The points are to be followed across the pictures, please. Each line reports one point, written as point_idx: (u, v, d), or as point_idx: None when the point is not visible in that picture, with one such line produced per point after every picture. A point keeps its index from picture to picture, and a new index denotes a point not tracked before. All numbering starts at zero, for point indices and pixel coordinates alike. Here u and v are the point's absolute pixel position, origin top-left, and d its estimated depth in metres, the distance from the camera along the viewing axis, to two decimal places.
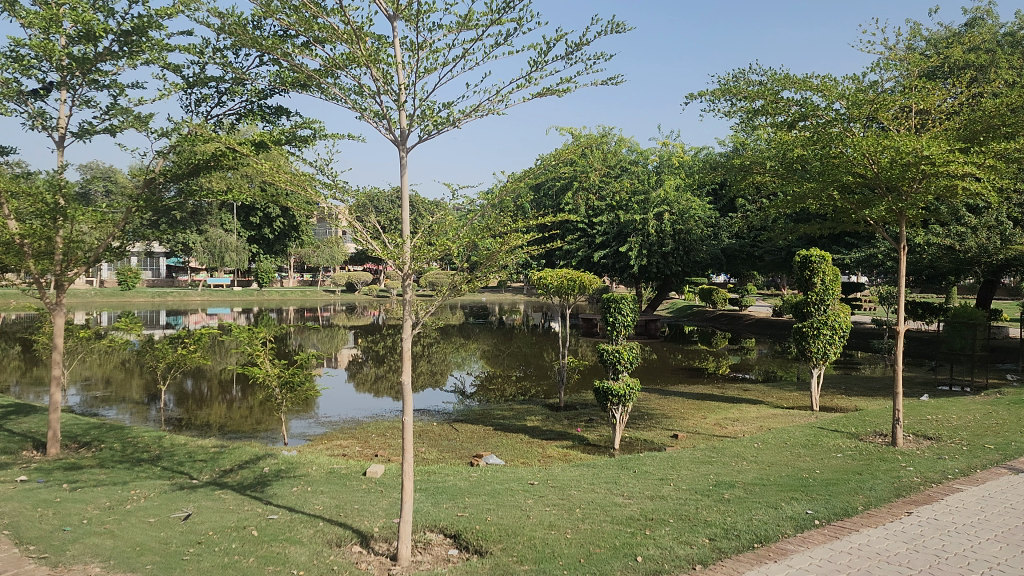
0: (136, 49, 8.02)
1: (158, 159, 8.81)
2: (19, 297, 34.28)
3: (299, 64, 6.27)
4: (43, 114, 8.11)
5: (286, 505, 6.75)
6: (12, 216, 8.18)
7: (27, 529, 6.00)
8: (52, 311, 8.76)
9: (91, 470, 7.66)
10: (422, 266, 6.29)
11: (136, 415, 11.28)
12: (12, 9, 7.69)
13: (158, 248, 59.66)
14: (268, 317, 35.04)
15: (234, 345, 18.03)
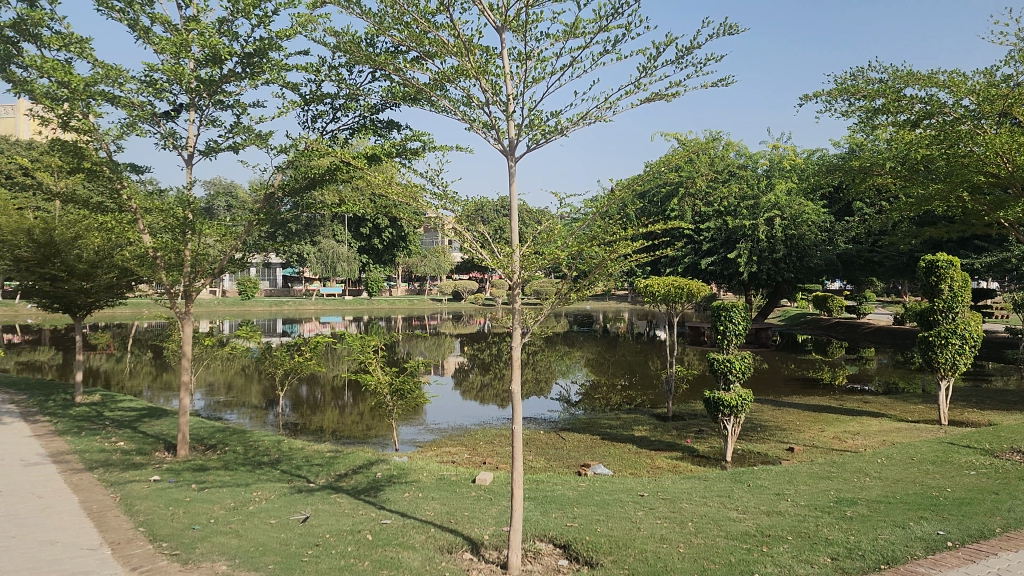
0: (258, 70, 8.39)
1: (277, 174, 9.19)
2: (152, 306, 36.78)
3: (411, 79, 6.42)
4: (174, 134, 8.59)
5: (399, 510, 6.89)
6: (147, 231, 8.78)
7: (160, 527, 6.35)
8: (182, 320, 9.28)
9: (217, 471, 8.04)
10: (531, 275, 6.34)
11: (256, 419, 11.80)
12: (146, 36, 8.19)
13: (275, 259, 62.49)
14: (379, 324, 36.10)
15: (347, 352, 18.65)
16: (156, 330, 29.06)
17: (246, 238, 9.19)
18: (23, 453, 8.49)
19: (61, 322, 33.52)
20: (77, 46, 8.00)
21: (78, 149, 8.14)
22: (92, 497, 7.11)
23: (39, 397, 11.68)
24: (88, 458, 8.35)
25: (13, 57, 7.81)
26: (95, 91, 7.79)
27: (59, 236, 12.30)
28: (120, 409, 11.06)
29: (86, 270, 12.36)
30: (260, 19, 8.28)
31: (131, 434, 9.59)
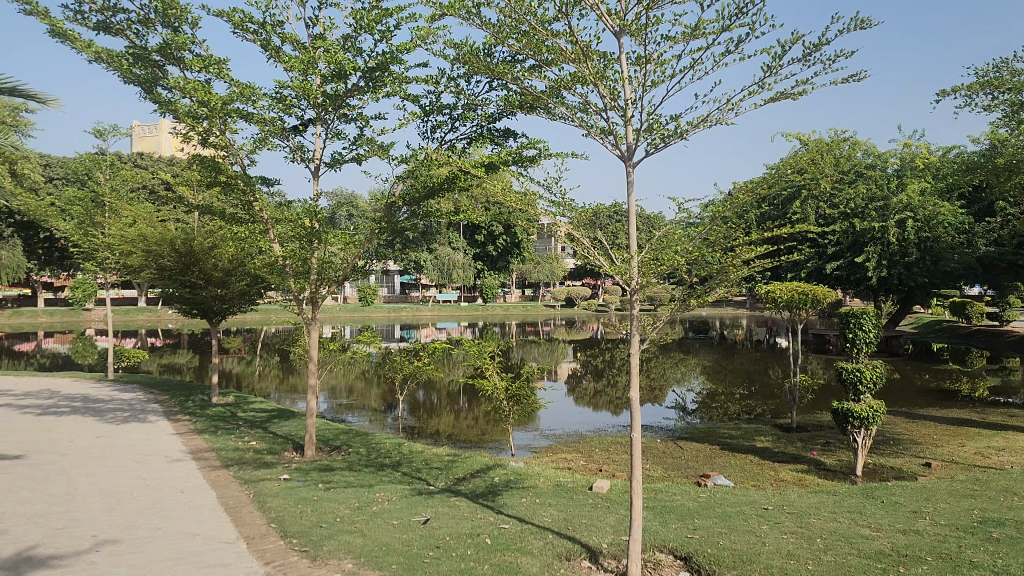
0: (379, 83, 8.66)
1: (398, 184, 9.45)
2: (280, 313, 38.68)
3: (529, 87, 6.48)
4: (301, 147, 8.96)
5: (517, 515, 6.94)
6: (276, 240, 9.23)
7: (290, 524, 6.63)
8: (309, 326, 9.67)
9: (342, 472, 8.32)
10: (650, 282, 6.25)
11: (375, 422, 12.16)
12: (277, 55, 8.59)
13: (394, 267, 64.39)
14: (493, 330, 36.61)
15: (462, 357, 18.94)
16: (286, 335, 30.56)
17: (367, 247, 9.51)
18: (166, 450, 9.05)
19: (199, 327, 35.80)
20: (215, 67, 8.49)
21: (216, 164, 8.62)
22: (228, 493, 7.51)
23: (180, 397, 12.46)
24: (224, 456, 8.82)
25: (159, 79, 8.37)
26: (231, 109, 8.24)
27: (197, 246, 13.06)
28: (252, 410, 11.63)
29: (222, 278, 13.08)
30: (383, 34, 8.54)
31: (263, 434, 10.06)
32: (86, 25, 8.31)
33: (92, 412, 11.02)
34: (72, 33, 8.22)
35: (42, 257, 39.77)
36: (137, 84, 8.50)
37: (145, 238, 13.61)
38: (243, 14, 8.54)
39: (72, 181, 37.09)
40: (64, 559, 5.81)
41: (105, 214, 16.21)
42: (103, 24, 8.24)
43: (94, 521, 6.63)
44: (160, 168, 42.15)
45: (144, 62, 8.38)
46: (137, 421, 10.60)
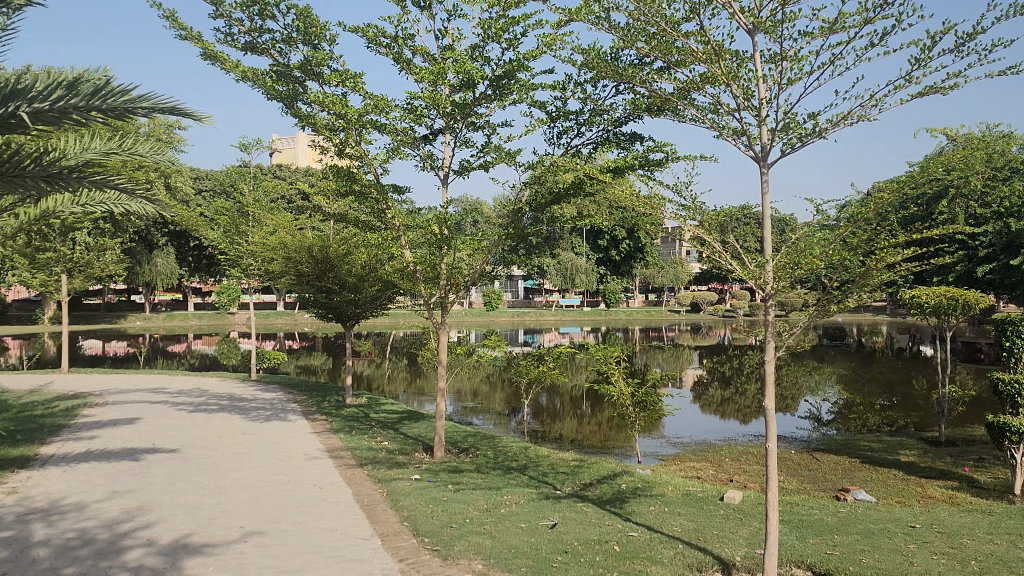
0: (506, 91, 8.78)
1: (524, 190, 9.54)
2: (409, 317, 39.86)
3: (657, 89, 6.41)
4: (431, 156, 9.19)
5: (645, 523, 6.84)
6: (407, 246, 9.51)
7: (422, 523, 6.80)
8: (438, 330, 9.89)
9: (471, 474, 8.46)
10: (787, 286, 6.02)
11: (500, 426, 12.32)
12: (408, 67, 8.86)
13: (518, 272, 65.19)
14: (617, 335, 36.38)
15: (586, 363, 18.90)
16: (414, 338, 31.53)
17: (494, 252, 9.65)
18: (305, 447, 9.50)
19: (334, 330, 37.42)
20: (351, 81, 8.83)
21: (351, 174, 8.97)
22: (363, 491, 7.79)
23: (318, 397, 13.04)
24: (358, 455, 9.15)
25: (300, 94, 8.79)
26: (366, 120, 8.56)
27: (333, 253, 13.66)
28: (384, 411, 12.02)
29: (355, 284, 13.60)
30: (510, 42, 8.66)
31: (394, 435, 10.37)
32: (235, 46, 8.83)
33: (239, 410, 11.71)
34: (223, 54, 8.76)
35: (192, 263, 42.66)
36: (279, 100, 8.96)
37: (285, 246, 14.35)
38: (377, 29, 8.86)
39: (219, 192, 39.64)
40: (215, 547, 6.19)
41: (250, 223, 17.21)
42: (251, 45, 8.74)
43: (242, 513, 7.04)
44: (298, 178, 44.40)
45: (286, 79, 8.80)
46: (278, 419, 11.16)
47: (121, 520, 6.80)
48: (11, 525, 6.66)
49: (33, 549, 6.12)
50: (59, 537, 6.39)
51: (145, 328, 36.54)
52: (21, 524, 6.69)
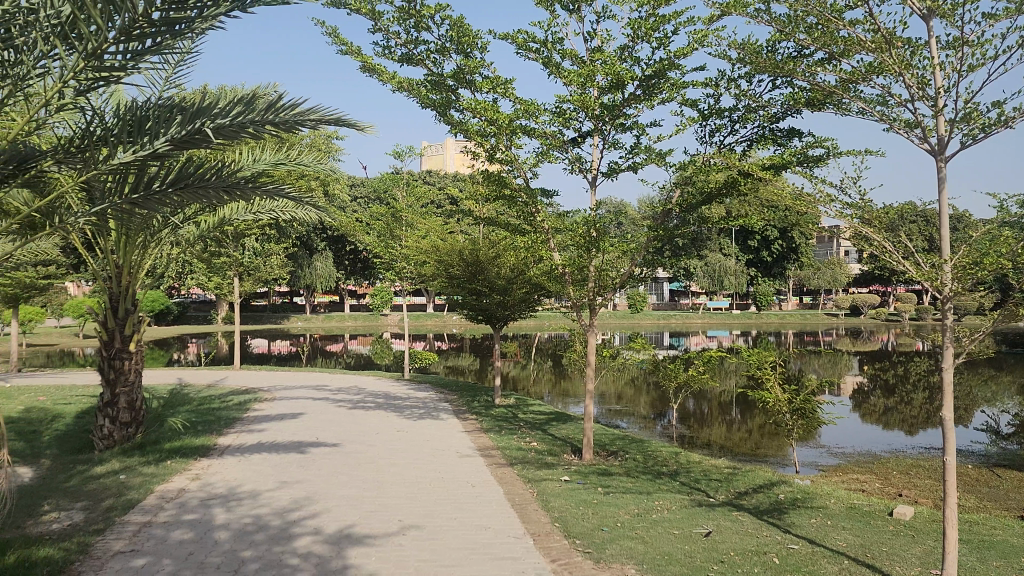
0: (656, 91, 8.68)
1: (675, 191, 9.38)
2: (554, 319, 40.21)
3: (819, 81, 6.16)
4: (580, 159, 9.21)
5: (806, 536, 6.54)
6: (555, 248, 9.61)
7: (574, 525, 6.82)
8: (587, 332, 9.88)
9: (620, 478, 8.39)
10: (968, 289, 5.57)
11: (647, 429, 12.19)
12: (557, 71, 8.93)
13: (663, 274, 64.27)
14: (769, 339, 35.08)
15: (736, 368, 18.36)
16: (559, 340, 31.70)
17: (643, 255, 9.56)
18: (457, 445, 9.76)
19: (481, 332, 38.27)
20: (501, 87, 8.99)
21: (502, 178, 9.15)
22: (514, 490, 7.90)
23: (468, 397, 13.35)
24: (509, 455, 9.29)
25: (453, 102, 9.02)
26: (517, 125, 8.71)
27: (482, 256, 13.98)
28: (532, 412, 12.14)
29: (504, 286, 13.82)
30: (661, 41, 8.54)
31: (543, 435, 10.45)
32: (392, 59, 9.19)
33: (394, 408, 12.19)
34: (381, 67, 9.14)
35: (348, 267, 44.89)
36: (433, 108, 9.25)
37: (437, 250, 14.83)
38: (526, 34, 8.97)
39: (373, 198, 41.47)
40: (376, 538, 6.46)
41: (403, 227, 17.87)
42: (407, 56, 9.08)
43: (400, 507, 7.31)
44: (447, 184, 45.75)
45: (439, 88, 9.06)
46: (431, 417, 11.53)
47: (291, 509, 7.22)
48: (195, 509, 7.24)
49: (215, 532, 6.62)
50: (236, 522, 6.88)
51: (306, 328, 38.82)
52: (203, 508, 7.26)
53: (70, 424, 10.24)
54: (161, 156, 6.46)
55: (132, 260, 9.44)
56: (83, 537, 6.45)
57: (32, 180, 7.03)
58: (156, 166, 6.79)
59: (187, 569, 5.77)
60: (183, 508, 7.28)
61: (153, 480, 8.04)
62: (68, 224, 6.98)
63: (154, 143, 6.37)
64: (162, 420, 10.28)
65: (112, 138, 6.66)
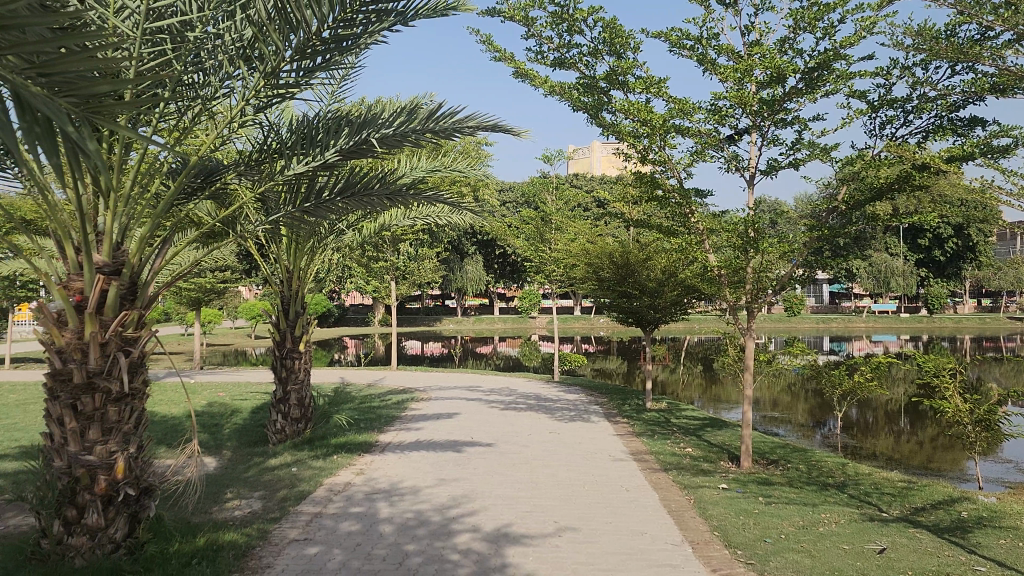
0: (820, 83, 8.31)
1: (841, 188, 8.92)
2: (705, 322, 39.32)
3: (1009, 65, 5.69)
4: (737, 157, 8.95)
5: (995, 559, 6.03)
6: (711, 249, 9.39)
7: (735, 534, 6.62)
8: (744, 336, 9.57)
9: (783, 488, 8.07)
10: None
11: (807, 438, 11.67)
12: (713, 67, 8.72)
13: (822, 275, 61.42)
14: (943, 345, 32.73)
15: (904, 376, 17.24)
16: (711, 343, 30.95)
17: (804, 256, 9.16)
18: (610, 449, 9.69)
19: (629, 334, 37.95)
20: (654, 87, 8.89)
21: (655, 179, 9.02)
22: (671, 496, 7.76)
23: (618, 400, 13.26)
24: (663, 460, 9.15)
25: (604, 103, 8.99)
26: (670, 125, 8.59)
27: (633, 258, 13.84)
28: (685, 417, 11.90)
29: (654, 288, 13.62)
30: (825, 31, 8.17)
31: (698, 441, 10.23)
32: (545, 63, 9.28)
33: (545, 410, 12.30)
34: (533, 71, 9.24)
35: (497, 270, 45.80)
36: (586, 110, 9.26)
37: (587, 252, 14.85)
38: (681, 32, 8.83)
39: (522, 202, 42.12)
40: (533, 538, 6.53)
41: (552, 231, 18.03)
42: (559, 60, 9.14)
43: (555, 508, 7.35)
44: (595, 186, 45.76)
45: (592, 90, 9.06)
46: (581, 420, 11.54)
47: (450, 506, 7.43)
48: (361, 502, 7.59)
49: (380, 525, 6.91)
50: (399, 516, 7.15)
51: (457, 330, 39.93)
52: (369, 502, 7.60)
53: (247, 418, 11.01)
54: (331, 166, 6.90)
55: (301, 265, 10.02)
56: (263, 524, 6.91)
57: (217, 192, 7.60)
58: (325, 177, 7.17)
59: (355, 559, 6.05)
60: (350, 500, 7.65)
61: (322, 473, 8.51)
62: (248, 233, 7.47)
63: (324, 154, 6.81)
64: (328, 417, 10.85)
65: (287, 151, 7.12)
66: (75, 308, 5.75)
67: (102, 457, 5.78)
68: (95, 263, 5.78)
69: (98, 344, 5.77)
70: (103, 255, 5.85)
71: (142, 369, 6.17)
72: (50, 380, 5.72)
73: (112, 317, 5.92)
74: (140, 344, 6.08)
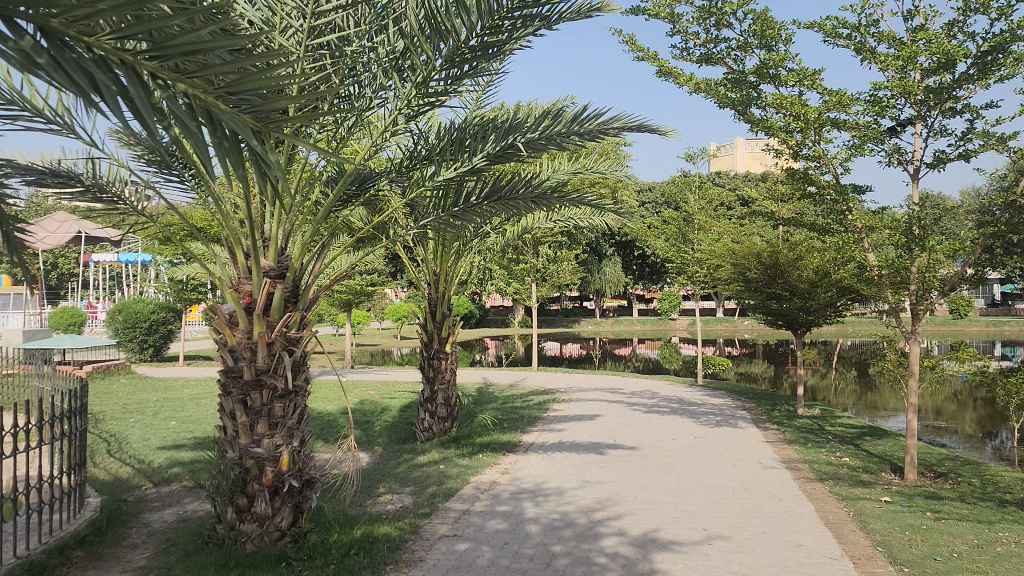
0: (995, 67, 7.71)
1: (1019, 179, 8.22)
2: (861, 325, 37.37)
3: None
4: (899, 149, 8.45)
5: None
6: (871, 249, 8.92)
7: (900, 551, 6.23)
8: (908, 339, 9.00)
9: (953, 503, 7.52)
10: None
11: (976, 450, 10.84)
12: (873, 56, 8.27)
13: (991, 274, 56.99)
14: None
15: None
16: (866, 348, 29.35)
17: (976, 254, 8.51)
18: (760, 456, 9.37)
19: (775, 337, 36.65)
20: (808, 80, 8.56)
21: (808, 175, 8.66)
22: (827, 508, 7.40)
23: (767, 406, 12.80)
24: (818, 469, 8.76)
25: (753, 98, 8.71)
26: (826, 118, 8.24)
27: (783, 258, 13.32)
28: (840, 425, 11.33)
29: (806, 290, 13.05)
30: (1000, 11, 7.58)
31: (856, 451, 9.71)
32: (691, 60, 9.09)
33: (689, 414, 12.04)
34: (678, 69, 9.09)
35: (636, 272, 45.40)
36: (733, 107, 9.03)
37: (732, 252, 14.43)
38: (836, 20, 8.44)
39: (662, 202, 41.60)
40: (682, 545, 6.40)
41: (695, 231, 17.66)
42: (706, 56, 8.94)
43: (704, 515, 7.17)
44: (738, 185, 44.56)
45: (740, 85, 8.82)
46: (728, 425, 11.21)
47: (596, 508, 7.40)
48: (507, 501, 7.69)
49: (527, 524, 6.98)
50: (545, 516, 7.20)
51: (596, 331, 40.03)
52: (515, 501, 7.69)
53: (396, 416, 11.43)
54: (479, 171, 7.11)
55: (447, 267, 10.26)
56: (415, 518, 7.15)
57: (370, 199, 7.91)
58: (473, 181, 7.31)
59: (503, 557, 6.14)
60: (496, 499, 7.77)
61: (469, 471, 8.69)
62: (399, 237, 7.70)
63: (472, 160, 7.04)
64: (473, 417, 11.08)
65: (436, 157, 7.34)
66: (245, 310, 6.12)
67: (269, 450, 6.15)
68: (262, 267, 6.15)
69: (265, 344, 6.11)
70: (268, 260, 6.22)
71: (304, 367, 6.51)
72: (223, 377, 6.16)
73: (278, 318, 6.24)
74: (302, 344, 6.39)
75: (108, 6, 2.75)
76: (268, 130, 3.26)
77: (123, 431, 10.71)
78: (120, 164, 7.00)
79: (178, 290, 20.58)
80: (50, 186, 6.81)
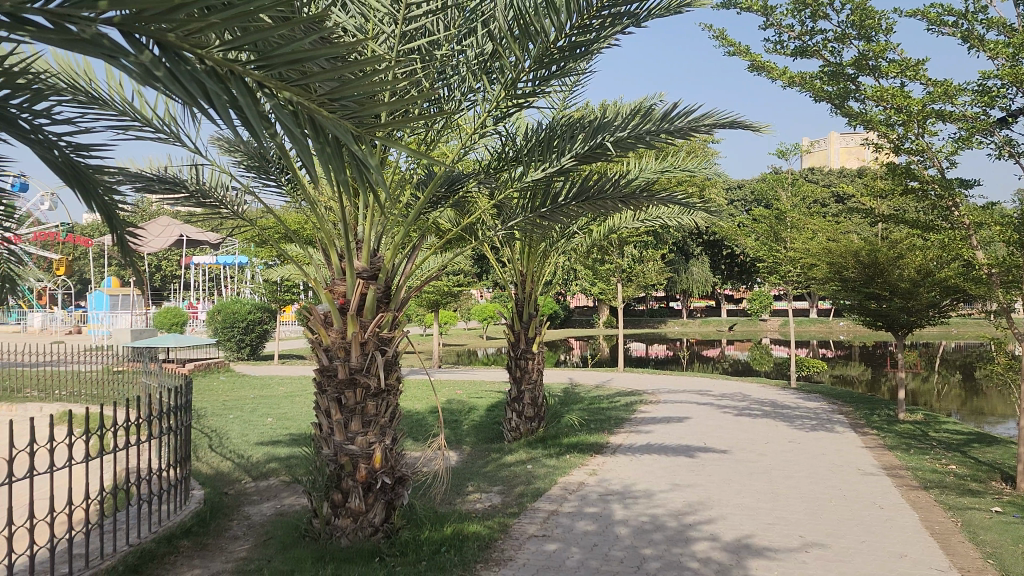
0: None
1: None
2: (965, 326, 35.58)
3: None
4: (1010, 141, 8.01)
5: None
6: (979, 246, 8.49)
7: (1013, 564, 5.90)
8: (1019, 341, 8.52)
9: None
10: None
11: None
12: (981, 44, 7.88)
13: None
14: None
15: None
16: (972, 350, 27.91)
17: None
18: (859, 462, 9.04)
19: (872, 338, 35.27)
20: (910, 70, 8.22)
21: (910, 170, 8.34)
22: (932, 517, 7.07)
23: (866, 410, 12.34)
24: (921, 477, 8.38)
25: (851, 92, 8.43)
26: (930, 110, 7.87)
27: (883, 257, 12.81)
28: (944, 431, 10.82)
29: (907, 289, 12.52)
30: None
31: (964, 458, 9.24)
32: (785, 54, 8.86)
33: (782, 417, 11.72)
34: (771, 64, 8.87)
35: (724, 271, 44.49)
36: (830, 101, 8.75)
37: (827, 251, 13.97)
38: (941, 8, 8.08)
39: (751, 200, 40.70)
40: (777, 552, 6.23)
41: (787, 229, 17.21)
42: (801, 49, 8.70)
43: (800, 522, 6.96)
44: (833, 181, 43.15)
45: (837, 78, 8.55)
46: (824, 430, 10.86)
47: (686, 512, 7.28)
48: (596, 502, 7.65)
49: (616, 526, 6.93)
50: (635, 519, 7.13)
51: (683, 331, 39.53)
52: (604, 502, 7.65)
53: (483, 415, 11.54)
54: (566, 171, 7.11)
55: (534, 268, 10.30)
56: (504, 518, 7.19)
57: (458, 200, 8.00)
58: (561, 181, 7.31)
59: (593, 558, 6.11)
60: (585, 500, 7.75)
61: (556, 471, 8.70)
62: (488, 237, 7.76)
63: (561, 160, 7.06)
64: (560, 417, 11.08)
65: (524, 157, 7.36)
66: (339, 310, 6.30)
67: (363, 447, 6.29)
68: (356, 269, 6.27)
69: (358, 343, 6.27)
70: (362, 261, 6.33)
71: (396, 366, 6.62)
72: (319, 375, 6.35)
73: (371, 318, 6.38)
74: (394, 344, 6.50)
75: (220, 19, 2.86)
76: (366, 134, 3.35)
77: (224, 427, 11.17)
78: (222, 170, 7.31)
79: (273, 291, 21.31)
80: (158, 193, 7.18)
